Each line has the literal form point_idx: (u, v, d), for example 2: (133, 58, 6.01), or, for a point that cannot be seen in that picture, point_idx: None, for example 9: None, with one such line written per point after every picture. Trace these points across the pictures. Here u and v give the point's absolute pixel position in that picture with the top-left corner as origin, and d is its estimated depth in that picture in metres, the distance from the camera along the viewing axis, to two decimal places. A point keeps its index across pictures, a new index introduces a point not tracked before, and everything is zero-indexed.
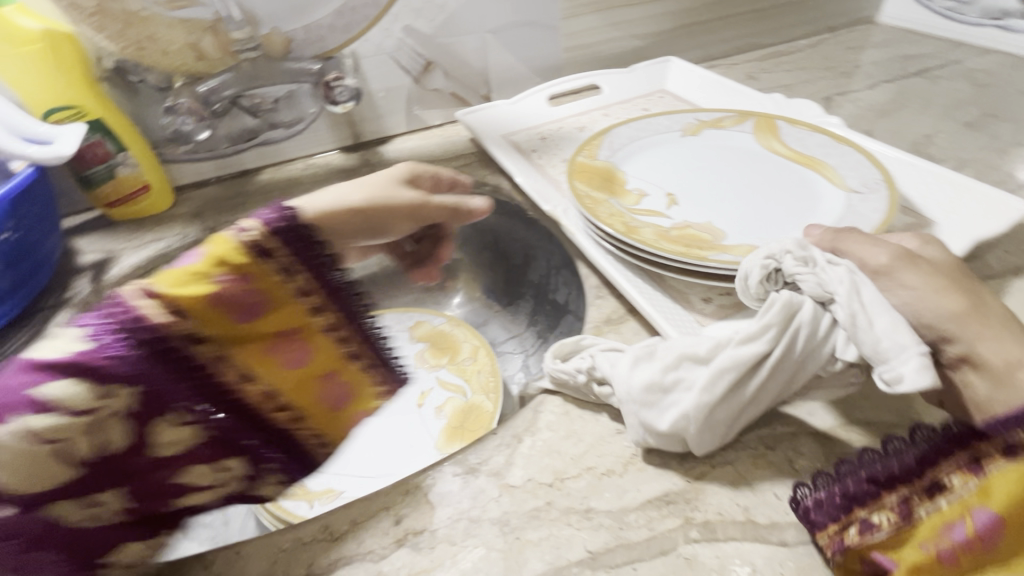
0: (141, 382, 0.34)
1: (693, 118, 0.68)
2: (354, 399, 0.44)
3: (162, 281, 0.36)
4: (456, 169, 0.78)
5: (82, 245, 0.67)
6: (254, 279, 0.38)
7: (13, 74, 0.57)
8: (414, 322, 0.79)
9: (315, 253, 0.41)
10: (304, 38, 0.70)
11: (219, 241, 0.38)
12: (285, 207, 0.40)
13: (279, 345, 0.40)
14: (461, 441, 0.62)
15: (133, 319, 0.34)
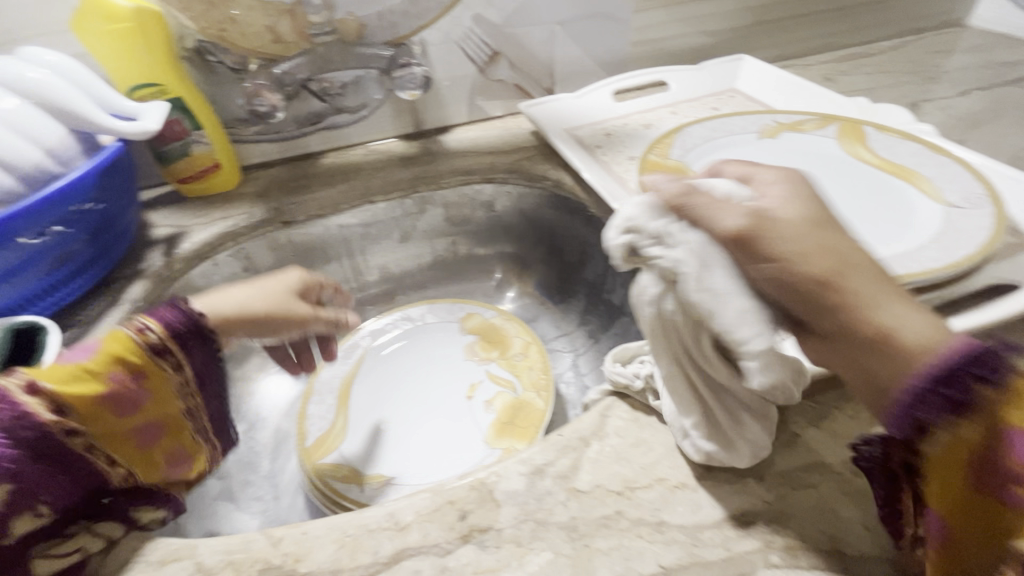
0: (12, 481, 0.33)
1: (771, 119, 0.65)
2: (192, 472, 0.44)
3: (46, 376, 0.35)
4: (517, 162, 0.77)
5: (156, 219, 0.69)
6: (147, 378, 0.39)
7: (103, 51, 0.59)
8: (465, 313, 0.78)
9: (212, 346, 0.42)
10: (379, 25, 0.67)
11: (113, 339, 0.38)
12: (186, 307, 0.41)
13: (149, 433, 0.40)
14: (512, 438, 0.62)
15: (13, 416, 0.34)
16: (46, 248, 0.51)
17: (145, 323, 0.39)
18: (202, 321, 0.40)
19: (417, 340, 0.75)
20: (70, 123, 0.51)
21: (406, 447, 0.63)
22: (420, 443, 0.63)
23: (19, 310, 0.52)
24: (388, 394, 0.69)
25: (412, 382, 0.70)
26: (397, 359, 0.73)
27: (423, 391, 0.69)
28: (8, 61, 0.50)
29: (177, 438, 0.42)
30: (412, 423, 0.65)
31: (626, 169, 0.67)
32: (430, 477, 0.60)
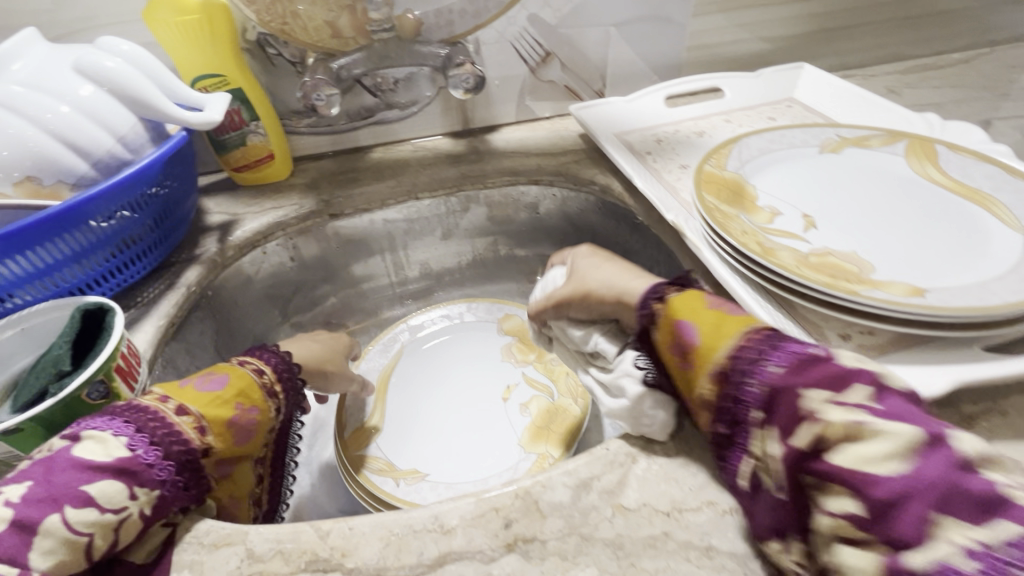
0: (164, 488, 0.37)
1: (834, 133, 0.63)
2: (245, 505, 0.48)
3: (192, 401, 0.42)
4: (564, 165, 0.76)
5: (210, 205, 0.71)
6: (258, 411, 0.46)
7: (171, 41, 0.60)
8: (503, 315, 0.78)
9: (297, 386, 0.52)
10: (435, 23, 0.68)
11: (239, 376, 0.46)
12: (284, 351, 0.53)
13: (235, 459, 0.45)
14: (548, 444, 0.61)
15: (168, 431, 0.39)
16: (113, 231, 0.53)
17: (258, 367, 0.48)
18: (293, 363, 0.52)
19: (456, 338, 0.76)
20: (140, 112, 0.52)
21: (442, 444, 0.63)
22: (455, 440, 0.63)
23: (85, 291, 0.54)
24: (425, 390, 0.69)
25: (449, 379, 0.71)
26: (434, 357, 0.74)
27: (459, 389, 0.69)
28: (84, 50, 0.52)
29: (243, 479, 0.48)
30: (449, 421, 0.66)
31: (678, 178, 0.66)
32: (465, 476, 0.60)
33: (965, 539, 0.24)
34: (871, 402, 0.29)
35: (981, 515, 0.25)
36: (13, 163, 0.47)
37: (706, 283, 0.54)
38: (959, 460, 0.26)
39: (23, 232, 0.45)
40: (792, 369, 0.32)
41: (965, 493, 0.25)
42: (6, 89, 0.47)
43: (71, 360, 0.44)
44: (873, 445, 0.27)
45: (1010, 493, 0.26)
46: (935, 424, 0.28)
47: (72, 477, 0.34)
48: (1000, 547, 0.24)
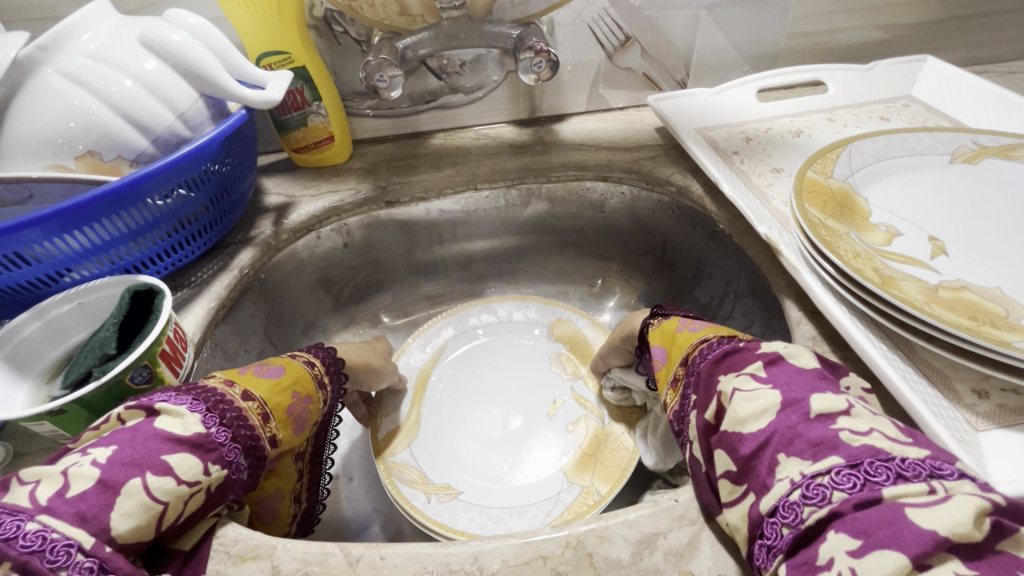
0: (231, 470, 0.36)
1: (970, 140, 0.53)
2: (281, 509, 0.46)
3: (258, 387, 0.41)
4: (638, 161, 0.69)
5: (269, 186, 0.70)
6: (312, 401, 0.45)
7: (238, 17, 0.58)
8: (554, 319, 0.73)
9: (341, 381, 0.50)
10: (508, 3, 0.64)
11: (292, 367, 0.45)
12: (326, 345, 0.50)
13: (278, 458, 0.44)
14: (595, 477, 0.56)
15: (235, 414, 0.38)
16: (169, 210, 0.52)
17: (308, 359, 0.47)
18: (339, 358, 0.51)
19: (498, 339, 0.72)
20: (199, 87, 0.50)
21: (480, 458, 0.60)
22: (498, 457, 0.60)
23: (140, 268, 0.54)
24: (467, 395, 0.66)
25: (492, 384, 0.67)
26: (476, 358, 0.70)
27: (504, 397, 0.65)
28: (152, 21, 0.50)
29: (287, 473, 0.46)
30: (489, 433, 0.62)
31: (770, 183, 0.59)
32: (504, 502, 0.56)
33: (799, 474, 0.29)
34: (756, 372, 0.34)
35: (820, 456, 0.29)
36: (78, 134, 0.46)
37: (801, 310, 0.46)
38: (808, 411, 0.31)
39: (81, 208, 0.45)
40: (716, 362, 0.37)
41: (805, 436, 0.30)
42: (75, 59, 0.47)
43: (117, 344, 0.44)
44: (743, 405, 0.32)
45: (849, 437, 0.29)
46: (805, 390, 0.32)
47: (153, 445, 0.33)
48: (824, 476, 0.28)
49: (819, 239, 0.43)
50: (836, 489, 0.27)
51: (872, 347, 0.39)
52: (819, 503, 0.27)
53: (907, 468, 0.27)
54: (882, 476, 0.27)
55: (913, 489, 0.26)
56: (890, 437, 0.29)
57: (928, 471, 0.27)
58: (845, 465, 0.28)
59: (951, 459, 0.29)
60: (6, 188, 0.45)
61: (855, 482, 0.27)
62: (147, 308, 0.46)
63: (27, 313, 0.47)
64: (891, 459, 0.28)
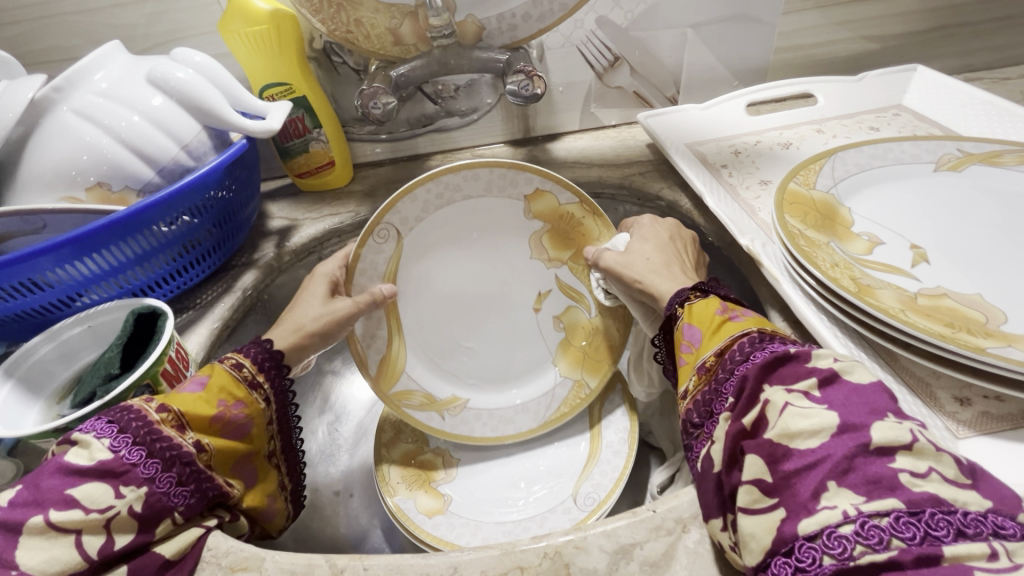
0: (153, 484, 0.36)
1: (955, 147, 0.53)
2: (274, 509, 0.48)
3: (176, 402, 0.41)
4: (629, 177, 0.70)
5: (274, 210, 0.72)
6: (244, 406, 0.44)
7: (242, 54, 0.61)
8: (533, 191, 0.60)
9: (283, 377, 0.48)
10: (497, 28, 0.66)
11: (217, 373, 0.44)
12: (262, 340, 0.48)
13: (240, 464, 0.44)
14: (584, 370, 0.64)
15: (146, 430, 0.38)
16: (174, 236, 0.54)
17: (237, 361, 0.46)
18: (277, 350, 0.48)
19: (478, 250, 0.63)
20: (203, 119, 0.53)
21: (483, 370, 0.66)
22: (496, 363, 0.66)
23: (146, 291, 0.56)
24: (456, 313, 0.64)
25: (473, 296, 0.64)
26: (450, 256, 0.62)
27: (492, 309, 0.65)
28: (160, 60, 0.53)
29: (269, 478, 0.48)
30: (484, 341, 0.66)
31: (756, 196, 0.59)
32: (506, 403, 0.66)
33: (852, 507, 0.27)
34: (810, 391, 0.32)
35: (876, 494, 0.27)
36: (90, 166, 0.49)
37: (784, 319, 0.47)
38: (869, 445, 0.28)
39: (90, 237, 0.47)
40: (766, 363, 0.34)
41: (863, 472, 0.27)
42: (88, 98, 0.50)
43: (121, 363, 0.47)
44: (795, 420, 0.30)
45: (909, 481, 0.27)
46: (866, 416, 0.29)
47: (58, 481, 0.35)
48: (882, 519, 0.26)
49: (797, 249, 0.43)
50: (895, 535, 0.25)
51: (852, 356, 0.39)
52: (877, 547, 0.25)
53: (970, 524, 0.26)
54: (943, 530, 0.25)
55: (977, 549, 0.25)
56: (950, 480, 0.27)
57: (992, 529, 0.26)
58: (905, 511, 0.26)
59: (1015, 507, 0.27)
60: (22, 220, 0.47)
61: (916, 532, 0.25)
62: (151, 329, 0.48)
63: (40, 336, 0.50)
64: (953, 511, 0.26)
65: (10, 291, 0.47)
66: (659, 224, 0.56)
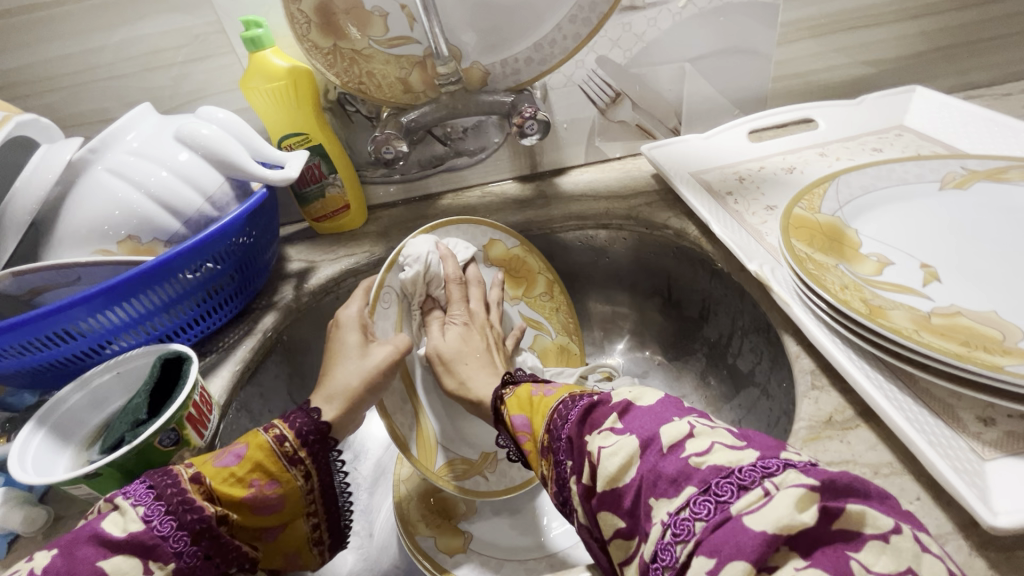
0: (180, 560, 0.39)
1: (959, 165, 0.53)
2: (302, 556, 0.51)
3: (210, 474, 0.44)
4: (637, 208, 0.72)
5: (292, 253, 0.75)
6: (277, 482, 0.46)
7: (264, 109, 0.65)
8: (487, 240, 0.67)
9: (328, 450, 0.50)
10: (501, 73, 0.69)
11: (256, 445, 0.46)
12: (314, 412, 0.50)
13: (266, 531, 0.47)
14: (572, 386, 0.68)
15: (182, 502, 0.41)
16: (198, 282, 0.57)
17: (281, 433, 0.47)
18: (323, 421, 0.49)
19: None
20: (226, 172, 0.56)
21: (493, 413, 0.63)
22: None
23: (172, 336, 0.58)
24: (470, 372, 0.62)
25: None
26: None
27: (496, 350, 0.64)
28: (186, 119, 0.57)
29: (296, 537, 0.50)
30: None
31: (763, 221, 0.60)
32: None
33: (667, 514, 0.29)
34: (614, 425, 0.34)
35: (678, 490, 0.29)
36: (121, 220, 0.52)
37: (798, 343, 0.46)
38: (661, 445, 0.32)
39: (120, 286, 0.50)
40: (579, 422, 0.37)
41: (665, 475, 0.30)
42: (119, 157, 0.53)
43: (147, 409, 0.48)
44: (610, 459, 0.33)
45: (697, 462, 0.30)
46: (655, 424, 0.33)
47: (91, 551, 0.37)
48: (684, 510, 0.29)
49: (806, 274, 0.44)
50: (695, 520, 0.28)
51: (869, 380, 0.39)
52: (685, 537, 0.28)
53: (744, 477, 0.28)
54: (727, 493, 0.28)
55: (754, 499, 0.27)
56: (729, 445, 0.31)
57: (761, 473, 0.28)
58: (698, 493, 0.29)
59: (778, 450, 0.30)
60: (58, 273, 0.49)
61: (710, 507, 0.28)
62: (176, 374, 0.50)
63: (72, 384, 0.52)
64: (732, 472, 0.29)
65: (44, 342, 0.49)
66: (464, 307, 0.59)
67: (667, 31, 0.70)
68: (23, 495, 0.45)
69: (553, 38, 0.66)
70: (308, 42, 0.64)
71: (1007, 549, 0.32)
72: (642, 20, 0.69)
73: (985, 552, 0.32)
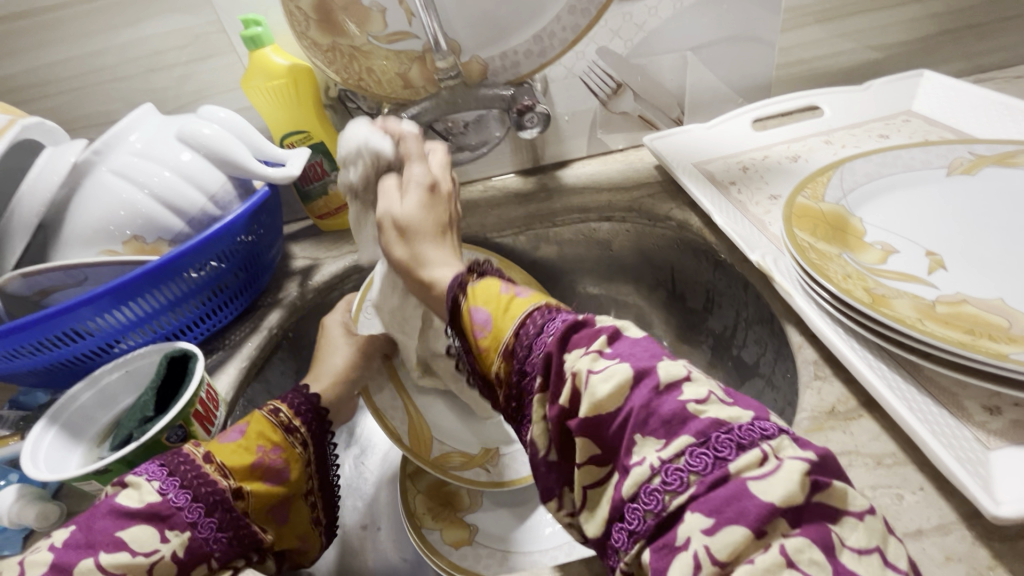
0: (196, 529, 0.40)
1: (967, 150, 0.52)
2: (311, 539, 0.52)
3: (217, 450, 0.45)
4: (639, 199, 0.71)
5: (297, 251, 0.75)
6: (281, 449, 0.48)
7: (266, 107, 0.66)
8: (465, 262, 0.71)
9: (322, 422, 0.52)
10: (501, 66, 0.68)
11: (256, 419, 0.48)
12: (304, 391, 0.53)
13: (275, 508, 0.47)
14: None
15: (195, 475, 0.42)
16: (203, 281, 0.57)
17: (275, 407, 0.50)
18: (312, 394, 0.53)
19: None
20: (229, 171, 0.57)
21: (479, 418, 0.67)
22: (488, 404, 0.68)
23: (179, 335, 0.59)
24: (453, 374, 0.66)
25: None
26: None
27: None
28: (188, 119, 0.57)
29: (303, 520, 0.51)
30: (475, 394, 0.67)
31: (767, 210, 0.60)
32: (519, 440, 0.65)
33: (657, 456, 0.28)
34: (602, 349, 0.31)
35: (672, 435, 0.28)
36: (127, 221, 0.52)
37: (801, 334, 0.46)
38: (659, 380, 0.29)
39: (127, 285, 0.51)
40: (559, 337, 0.33)
41: (660, 415, 0.28)
42: (123, 158, 0.53)
43: (155, 407, 0.49)
44: (600, 385, 0.29)
45: (696, 409, 0.28)
46: (651, 359, 0.30)
47: (110, 523, 0.38)
48: (679, 459, 0.27)
49: (808, 263, 0.43)
50: (692, 472, 0.27)
51: (872, 369, 0.39)
52: (678, 488, 0.27)
53: (744, 435, 0.27)
54: (727, 450, 0.27)
55: (753, 458, 0.26)
56: (724, 399, 0.29)
57: (760, 433, 0.27)
58: (696, 444, 0.27)
59: (767, 411, 0.29)
60: (65, 274, 0.50)
61: (707, 461, 0.27)
62: (183, 371, 0.51)
63: (83, 382, 0.53)
64: (731, 428, 0.27)
65: (55, 341, 0.50)
66: (425, 169, 0.48)
67: (668, 20, 0.69)
68: (37, 490, 0.46)
69: (552, 29, 0.66)
70: (307, 40, 0.64)
71: (1012, 539, 0.31)
72: (642, 10, 0.68)
73: (989, 542, 0.31)
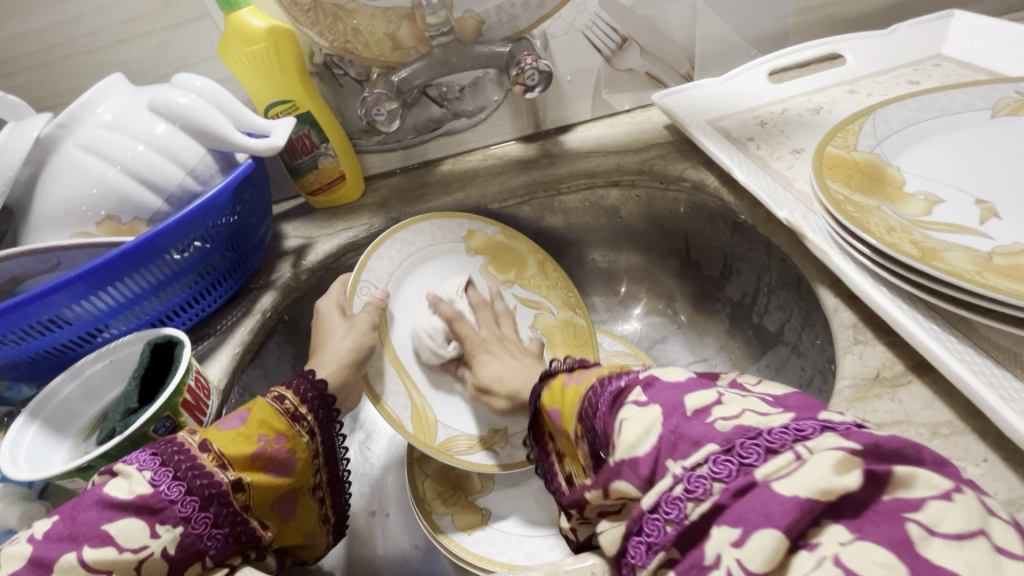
0: (188, 525, 0.37)
1: (1013, 90, 0.48)
2: (315, 532, 0.49)
3: (217, 439, 0.42)
4: (648, 160, 0.67)
5: (289, 230, 0.71)
6: (286, 440, 0.45)
7: (246, 77, 0.61)
8: (467, 232, 0.67)
9: (331, 414, 0.49)
10: (497, 21, 0.63)
11: (259, 406, 0.45)
12: (313, 377, 0.49)
13: (280, 501, 0.45)
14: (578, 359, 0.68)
15: (188, 466, 0.39)
16: (187, 262, 0.54)
17: (280, 394, 0.47)
18: (319, 380, 0.49)
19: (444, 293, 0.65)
20: (208, 144, 0.53)
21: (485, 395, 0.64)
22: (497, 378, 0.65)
23: (165, 320, 0.56)
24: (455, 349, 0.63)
25: None
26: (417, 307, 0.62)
27: None
28: (161, 86, 0.53)
29: (308, 513, 0.48)
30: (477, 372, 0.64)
31: (790, 165, 0.56)
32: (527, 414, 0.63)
33: (682, 467, 0.28)
34: (638, 397, 0.33)
35: (696, 447, 0.28)
36: (99, 200, 0.48)
37: (837, 296, 0.42)
38: (685, 409, 0.30)
39: (103, 269, 0.47)
40: (611, 407, 0.34)
41: (687, 437, 0.29)
42: (91, 131, 0.49)
43: (139, 398, 0.46)
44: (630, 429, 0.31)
45: (721, 424, 0.28)
46: (680, 394, 0.31)
47: (95, 515, 0.36)
48: (703, 467, 0.27)
49: (845, 217, 0.39)
50: (716, 479, 0.27)
51: (922, 329, 0.35)
52: (701, 496, 0.27)
53: (775, 440, 0.27)
54: (754, 455, 0.27)
55: (784, 462, 0.26)
56: (760, 412, 0.29)
57: (794, 436, 0.27)
58: (720, 451, 0.27)
59: (817, 410, 0.29)
60: (36, 258, 0.47)
61: (731, 469, 0.26)
62: (168, 359, 0.47)
63: (64, 374, 0.49)
64: (759, 435, 0.27)
65: (30, 331, 0.47)
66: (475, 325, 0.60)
67: None
68: (21, 490, 0.44)
69: None
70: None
71: None
72: None
73: None
